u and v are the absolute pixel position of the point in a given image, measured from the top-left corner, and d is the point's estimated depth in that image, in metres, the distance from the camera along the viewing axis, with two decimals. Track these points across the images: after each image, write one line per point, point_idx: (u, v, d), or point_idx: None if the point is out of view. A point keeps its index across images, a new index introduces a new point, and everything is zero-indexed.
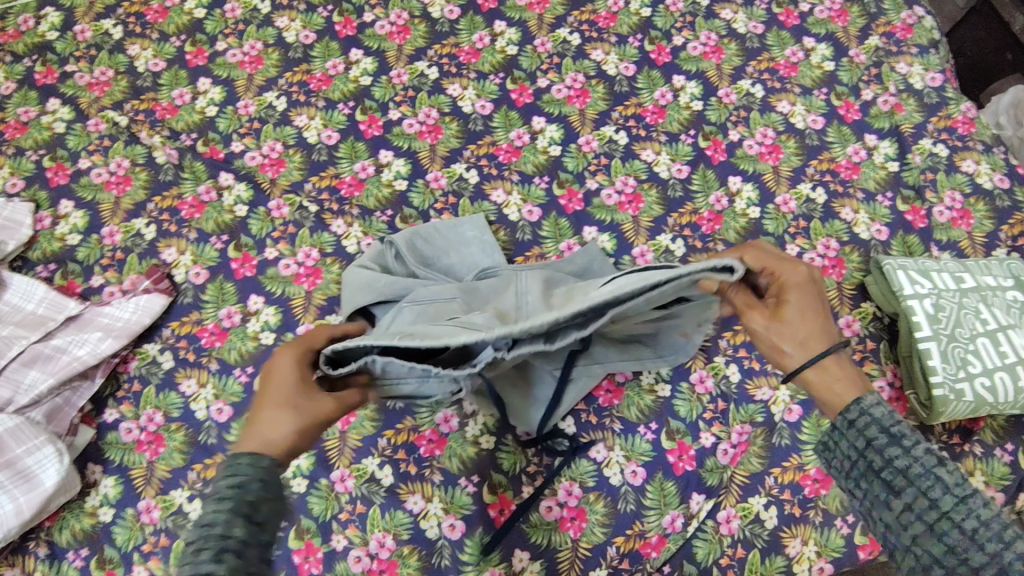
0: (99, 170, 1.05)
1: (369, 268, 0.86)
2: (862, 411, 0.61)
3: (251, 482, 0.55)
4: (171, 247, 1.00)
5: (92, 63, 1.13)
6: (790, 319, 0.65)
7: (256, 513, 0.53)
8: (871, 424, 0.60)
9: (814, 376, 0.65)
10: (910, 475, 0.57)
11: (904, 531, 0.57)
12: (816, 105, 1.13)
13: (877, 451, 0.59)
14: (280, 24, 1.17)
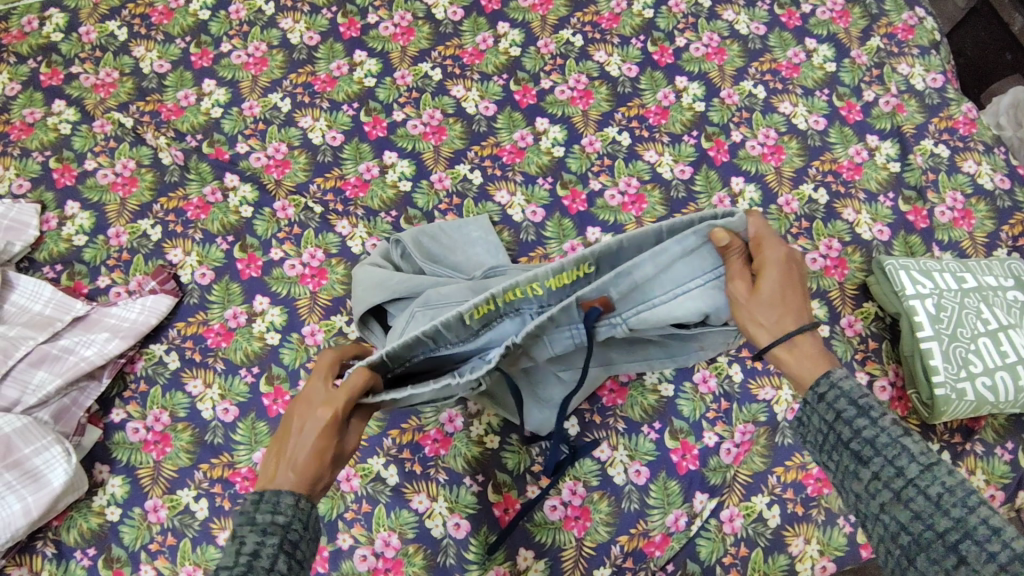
0: (105, 171, 1.05)
1: (380, 266, 0.87)
2: (831, 384, 0.62)
3: (294, 523, 0.55)
4: (177, 248, 1.00)
5: (98, 64, 1.14)
6: (766, 294, 0.65)
7: (297, 552, 0.54)
8: (840, 397, 0.61)
9: (781, 353, 0.65)
10: (875, 444, 0.57)
11: (873, 499, 0.57)
12: (818, 106, 1.13)
13: (845, 422, 0.60)
14: (285, 25, 1.17)
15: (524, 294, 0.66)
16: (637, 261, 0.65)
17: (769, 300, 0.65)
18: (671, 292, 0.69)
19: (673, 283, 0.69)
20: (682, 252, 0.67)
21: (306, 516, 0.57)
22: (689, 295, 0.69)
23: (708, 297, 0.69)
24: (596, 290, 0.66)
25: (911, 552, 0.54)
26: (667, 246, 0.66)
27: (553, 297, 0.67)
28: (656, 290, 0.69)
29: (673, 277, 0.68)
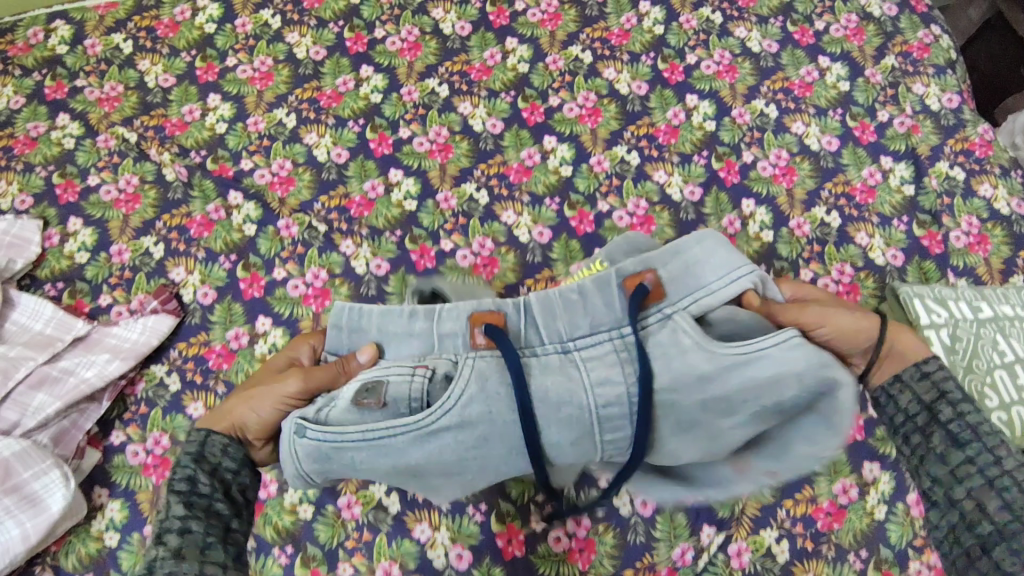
0: (109, 187, 1.04)
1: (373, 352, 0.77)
2: (938, 365, 0.72)
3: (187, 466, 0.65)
4: (179, 266, 0.99)
5: (102, 78, 1.13)
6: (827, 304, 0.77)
7: (191, 495, 0.63)
8: (948, 379, 0.70)
9: (890, 341, 0.73)
10: (977, 432, 0.66)
11: (959, 484, 0.65)
12: (831, 127, 1.11)
13: (949, 404, 0.69)
14: (291, 40, 1.16)
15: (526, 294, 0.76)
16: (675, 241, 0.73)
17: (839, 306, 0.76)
18: (724, 278, 0.69)
19: (722, 267, 0.70)
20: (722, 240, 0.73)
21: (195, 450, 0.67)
22: (742, 281, 0.69)
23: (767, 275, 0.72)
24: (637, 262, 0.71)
25: (990, 540, 0.61)
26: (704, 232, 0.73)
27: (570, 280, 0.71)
28: (708, 275, 0.69)
29: (704, 267, 0.70)
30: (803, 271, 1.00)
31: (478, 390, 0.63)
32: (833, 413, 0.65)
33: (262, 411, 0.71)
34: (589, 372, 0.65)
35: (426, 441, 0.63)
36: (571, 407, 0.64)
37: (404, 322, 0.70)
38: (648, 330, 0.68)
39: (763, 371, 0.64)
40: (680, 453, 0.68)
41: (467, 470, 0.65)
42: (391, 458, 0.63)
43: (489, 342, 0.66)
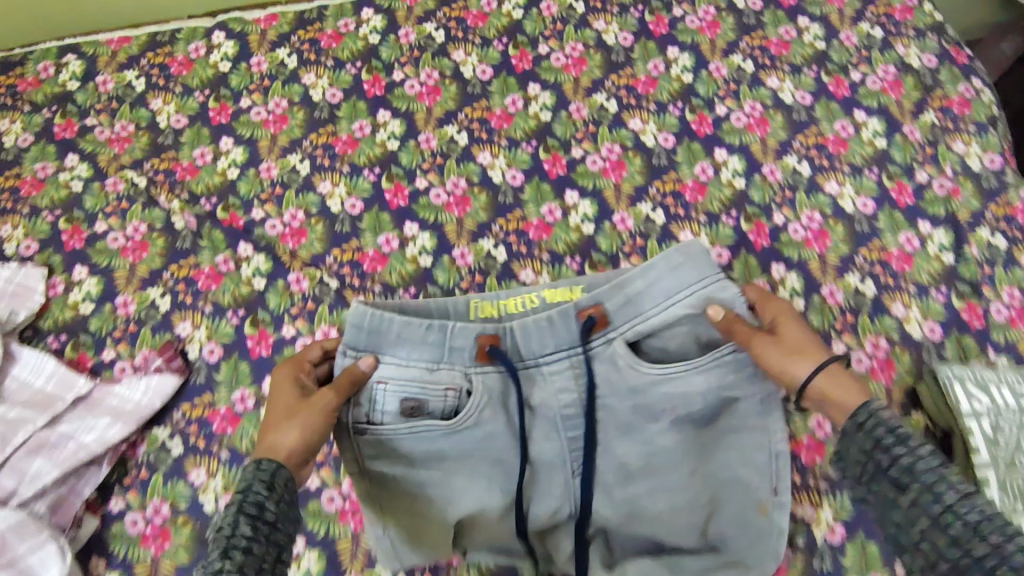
0: (116, 235, 1.02)
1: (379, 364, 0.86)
2: (870, 413, 0.69)
3: (255, 486, 0.67)
4: (185, 321, 0.96)
5: (113, 117, 1.10)
6: (789, 339, 0.79)
7: (257, 515, 0.65)
8: (879, 425, 0.67)
9: (817, 384, 0.76)
10: (920, 471, 0.63)
11: (913, 527, 0.62)
12: (866, 187, 1.06)
13: (884, 450, 0.66)
14: (307, 81, 1.13)
15: (522, 306, 0.86)
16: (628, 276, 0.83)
17: (800, 340, 0.79)
18: (661, 305, 0.83)
19: (664, 295, 0.82)
20: (671, 268, 0.83)
21: (269, 478, 0.69)
22: (676, 308, 0.82)
23: (721, 294, 0.82)
24: (590, 301, 0.83)
25: None
26: (654, 263, 0.83)
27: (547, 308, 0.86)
28: (647, 304, 0.83)
29: (661, 289, 0.82)
30: (835, 343, 0.96)
31: (481, 401, 0.80)
32: (760, 419, 0.83)
33: (302, 429, 0.75)
34: (553, 383, 0.82)
35: (454, 436, 0.80)
36: (548, 419, 0.82)
37: (419, 332, 0.81)
38: (594, 353, 0.83)
39: (700, 382, 0.81)
40: (643, 488, 0.83)
41: (472, 489, 0.81)
42: (426, 445, 0.80)
43: (489, 357, 0.82)
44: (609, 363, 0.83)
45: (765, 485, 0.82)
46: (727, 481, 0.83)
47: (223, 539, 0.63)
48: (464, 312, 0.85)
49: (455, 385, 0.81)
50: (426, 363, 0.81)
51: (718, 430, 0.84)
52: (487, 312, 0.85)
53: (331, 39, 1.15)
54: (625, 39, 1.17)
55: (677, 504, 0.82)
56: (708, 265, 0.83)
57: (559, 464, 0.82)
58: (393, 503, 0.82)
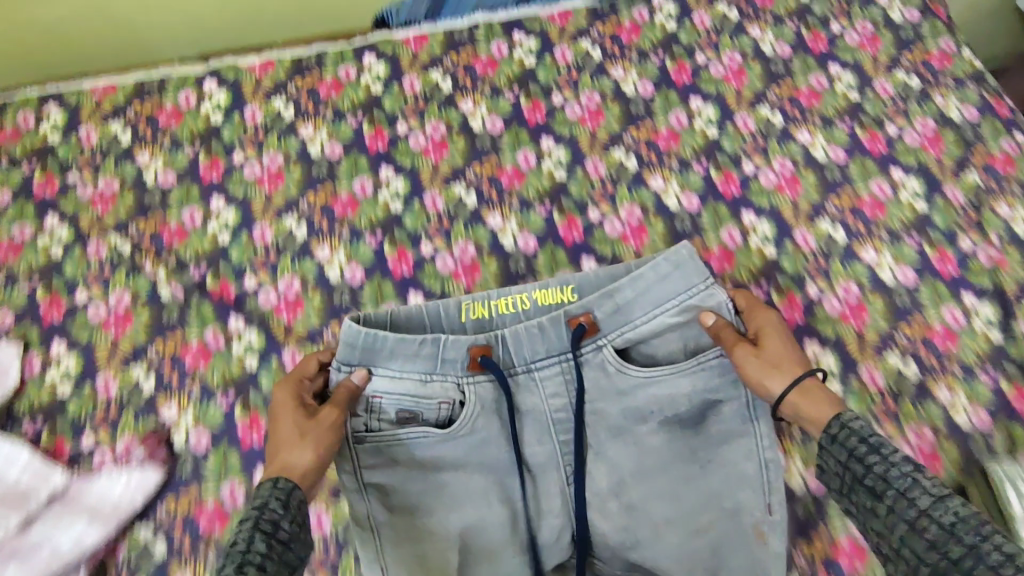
0: (98, 306, 0.96)
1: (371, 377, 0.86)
2: (843, 425, 0.70)
3: (272, 502, 0.66)
4: (170, 404, 0.91)
5: (96, 173, 1.04)
6: (770, 350, 0.79)
7: (274, 532, 0.63)
8: (852, 436, 0.68)
9: (792, 399, 0.75)
10: (890, 478, 0.63)
11: (892, 534, 0.62)
12: (906, 256, 0.99)
13: (858, 460, 0.67)
14: (304, 134, 1.05)
15: (514, 307, 0.86)
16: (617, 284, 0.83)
17: (779, 348, 0.79)
18: (650, 313, 0.83)
19: (652, 304, 0.83)
20: (659, 277, 0.82)
21: (285, 496, 0.67)
22: (664, 317, 0.83)
23: (704, 302, 0.83)
24: (580, 308, 0.82)
25: None
26: (644, 272, 0.82)
27: (539, 312, 0.86)
28: (637, 312, 0.83)
29: (649, 299, 0.83)
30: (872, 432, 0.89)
31: (474, 409, 0.81)
32: (743, 424, 0.82)
33: (319, 448, 0.74)
34: (545, 389, 0.83)
35: (448, 444, 0.81)
36: (543, 427, 0.83)
37: (413, 347, 0.80)
38: (585, 360, 0.83)
39: (688, 385, 0.82)
40: (638, 498, 0.81)
41: (469, 506, 0.80)
42: (420, 452, 0.81)
43: (481, 367, 0.81)
44: (599, 370, 0.83)
45: (761, 503, 0.80)
46: (731, 511, 0.80)
47: (236, 556, 0.60)
48: (456, 315, 0.85)
49: (448, 398, 0.81)
50: (419, 375, 0.81)
51: (709, 440, 0.82)
52: (478, 313, 0.85)
53: (331, 88, 1.08)
54: (645, 89, 1.09)
55: (675, 521, 0.80)
56: (696, 274, 0.83)
57: (553, 469, 0.82)
58: (392, 535, 0.78)
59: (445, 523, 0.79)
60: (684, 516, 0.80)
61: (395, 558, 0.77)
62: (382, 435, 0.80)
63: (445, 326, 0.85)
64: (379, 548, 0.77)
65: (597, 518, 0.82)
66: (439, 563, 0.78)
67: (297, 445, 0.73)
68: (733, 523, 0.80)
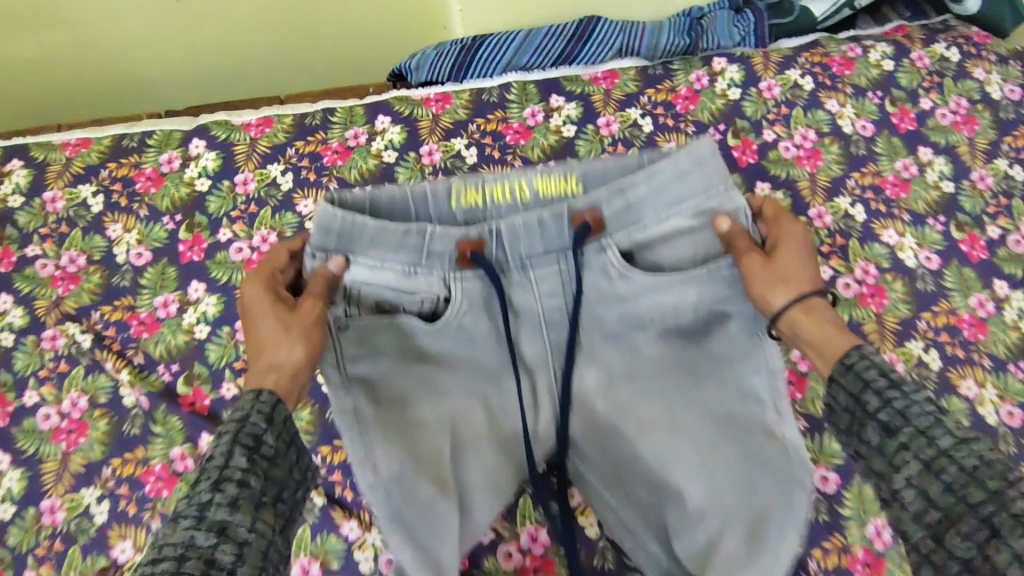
0: (49, 410, 0.82)
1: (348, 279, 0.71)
2: (862, 356, 0.60)
3: (253, 416, 0.55)
4: (125, 540, 0.76)
5: (61, 246, 0.90)
6: (779, 263, 0.67)
7: (256, 449, 0.53)
8: (871, 367, 0.58)
9: (795, 316, 0.65)
10: (913, 415, 0.53)
11: (899, 475, 0.53)
12: (1013, 390, 0.83)
13: (875, 392, 0.56)
14: (303, 209, 0.90)
15: (511, 196, 0.71)
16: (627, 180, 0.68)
17: (792, 260, 0.67)
18: (661, 213, 0.69)
19: (665, 206, 0.69)
20: (676, 176, 0.68)
21: (269, 409, 0.56)
22: (680, 215, 0.69)
23: (723, 204, 0.69)
24: (583, 204, 0.68)
25: (940, 533, 0.50)
26: (658, 169, 0.68)
27: (538, 204, 0.71)
28: (645, 211, 0.69)
29: (660, 199, 0.68)
30: None
31: (461, 305, 0.69)
32: (753, 339, 0.70)
33: (308, 345, 0.63)
34: (538, 286, 0.70)
35: (437, 336, 0.69)
36: (534, 326, 0.71)
37: (397, 237, 0.65)
38: (585, 262, 0.70)
39: (694, 297, 0.70)
40: (626, 400, 0.72)
41: (451, 401, 0.70)
42: (397, 346, 0.68)
43: (470, 263, 0.68)
44: (601, 269, 0.70)
45: (766, 406, 0.69)
46: (725, 418, 0.70)
47: (213, 472, 0.51)
48: (444, 200, 0.70)
49: (435, 294, 0.68)
50: (403, 265, 0.67)
51: (707, 348, 0.72)
52: (469, 199, 0.71)
53: (337, 154, 0.93)
54: None
55: (661, 423, 0.71)
56: (717, 173, 0.69)
57: (542, 367, 0.72)
58: (377, 432, 0.67)
59: (421, 417, 0.69)
60: (670, 421, 0.71)
61: (383, 452, 0.66)
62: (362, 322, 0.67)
63: (432, 212, 0.70)
64: (367, 445, 0.66)
65: (585, 414, 0.73)
66: (427, 457, 0.68)
67: (282, 341, 0.63)
68: (737, 425, 0.70)
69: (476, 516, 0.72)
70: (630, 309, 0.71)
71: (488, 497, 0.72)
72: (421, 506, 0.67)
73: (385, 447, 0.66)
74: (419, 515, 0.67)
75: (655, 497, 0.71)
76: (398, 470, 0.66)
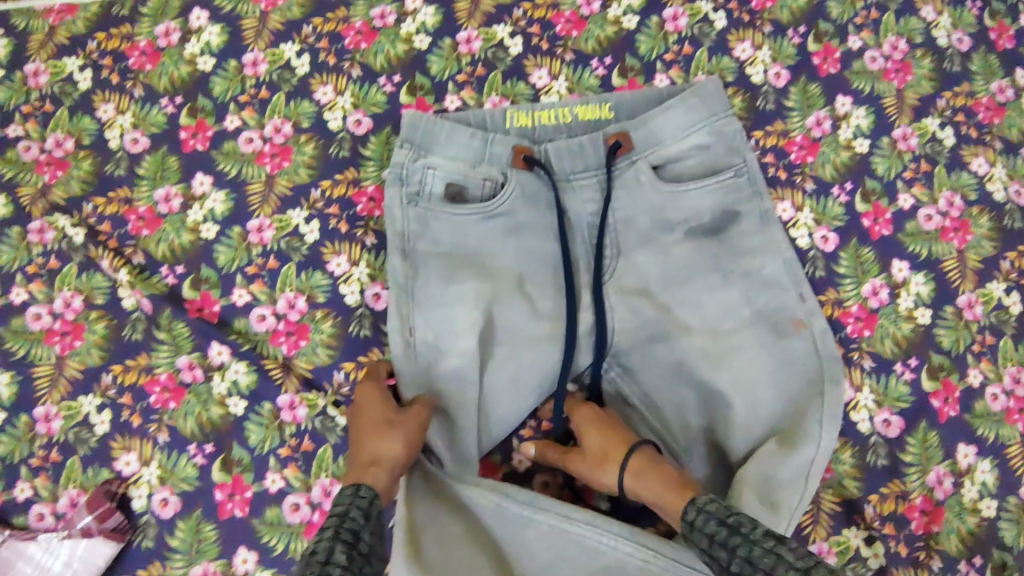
0: (39, 310, 0.74)
1: (398, 182, 0.74)
2: (698, 508, 0.56)
3: (353, 511, 0.54)
4: (129, 453, 0.70)
5: (45, 127, 0.79)
6: (593, 443, 0.67)
7: (356, 543, 0.51)
8: (709, 519, 0.55)
9: (633, 485, 0.63)
10: (731, 545, 0.51)
11: None
12: None
13: (720, 545, 0.52)
14: (321, 98, 0.79)
15: (556, 120, 0.79)
16: (652, 115, 0.77)
17: (599, 430, 0.67)
18: (679, 138, 0.77)
19: (680, 133, 0.77)
20: (685, 110, 0.77)
21: (369, 503, 0.56)
22: (696, 139, 0.77)
23: (732, 128, 0.78)
24: (615, 130, 0.77)
25: None
26: (674, 104, 0.77)
27: (580, 128, 0.79)
28: (665, 135, 0.77)
29: (676, 120, 0.77)
30: None
31: (514, 191, 0.75)
32: (763, 231, 0.75)
33: (408, 440, 0.62)
34: (579, 192, 0.77)
35: (485, 224, 0.75)
36: (576, 228, 0.77)
37: (465, 139, 0.76)
38: (618, 175, 0.77)
39: (710, 202, 0.75)
40: (664, 305, 0.73)
41: (490, 282, 0.73)
42: (454, 234, 0.74)
43: (525, 166, 0.76)
44: (633, 177, 0.76)
45: (791, 294, 0.72)
46: (759, 312, 0.72)
47: (313, 563, 0.48)
48: (500, 123, 0.78)
49: (493, 185, 0.75)
50: (466, 164, 0.76)
51: (733, 248, 0.75)
52: (522, 122, 0.79)
53: (361, 36, 0.81)
54: (778, 76, 0.82)
55: (697, 326, 0.72)
56: (721, 104, 0.78)
57: (581, 266, 0.76)
58: (418, 301, 0.72)
59: (456, 295, 0.72)
60: (704, 323, 0.72)
61: (426, 318, 0.72)
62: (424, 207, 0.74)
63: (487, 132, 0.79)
64: (411, 307, 0.72)
65: (627, 313, 0.73)
66: (465, 330, 0.71)
67: (385, 434, 0.63)
68: (767, 325, 0.72)
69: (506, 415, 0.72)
70: (658, 211, 0.75)
71: (517, 392, 0.72)
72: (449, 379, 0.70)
73: (426, 311, 0.71)
74: (452, 389, 0.70)
75: (698, 402, 0.71)
76: (437, 338, 0.71)
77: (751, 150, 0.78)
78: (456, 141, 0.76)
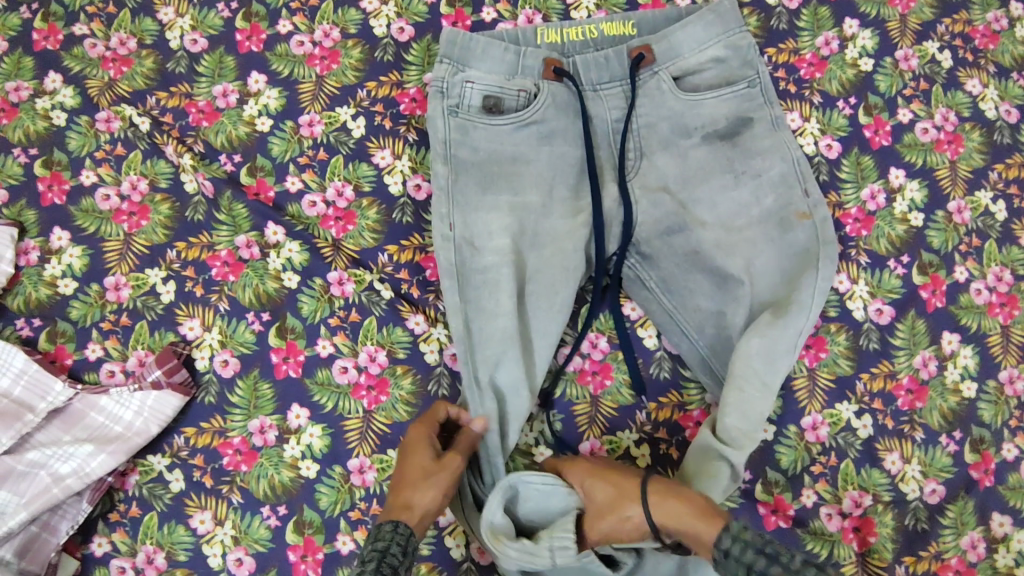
0: (107, 191, 0.80)
1: (438, 89, 0.80)
2: (733, 538, 0.55)
3: (390, 548, 0.59)
4: (193, 319, 0.77)
5: (109, 26, 0.85)
6: (600, 500, 0.65)
7: None
8: (746, 548, 0.53)
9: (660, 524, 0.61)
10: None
11: None
12: None
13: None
14: (367, 6, 0.86)
15: (584, 36, 0.85)
16: (672, 30, 0.83)
17: (602, 485, 0.66)
18: (697, 51, 0.83)
19: (698, 46, 0.83)
20: (702, 26, 0.83)
21: (403, 545, 0.60)
22: (713, 52, 0.83)
23: (746, 43, 0.84)
24: (637, 44, 0.83)
25: None
26: (694, 20, 0.83)
27: (606, 43, 0.85)
28: (684, 48, 0.83)
29: (695, 35, 0.83)
30: (1006, 446, 0.78)
31: (547, 100, 0.81)
32: (773, 136, 0.81)
33: (443, 490, 0.65)
34: (605, 101, 0.83)
35: (519, 132, 0.80)
36: (601, 134, 0.83)
37: (499, 52, 0.81)
38: (641, 85, 0.83)
39: (725, 110, 0.82)
40: (682, 203, 0.80)
41: (522, 186, 0.79)
42: (490, 141, 0.80)
43: (555, 77, 0.82)
44: (655, 86, 0.82)
45: (797, 190, 0.79)
46: (768, 210, 0.79)
47: None
48: (532, 38, 0.84)
49: (526, 95, 0.81)
50: (501, 76, 0.82)
51: (745, 151, 0.81)
52: (552, 38, 0.85)
53: None
54: None
55: (711, 222, 0.79)
56: (735, 21, 0.84)
57: (608, 171, 0.82)
58: (454, 201, 0.78)
59: (492, 202, 0.78)
60: (718, 220, 0.79)
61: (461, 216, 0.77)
62: (464, 117, 0.80)
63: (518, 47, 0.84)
64: (449, 205, 0.77)
65: (649, 208, 0.80)
66: (499, 230, 0.77)
67: (422, 484, 0.65)
68: (775, 220, 0.78)
69: (544, 314, 0.77)
70: (678, 117, 0.82)
71: (552, 285, 0.77)
72: (480, 271, 0.76)
73: (463, 211, 0.77)
74: (486, 279, 0.76)
75: (711, 290, 0.78)
76: (471, 235, 0.77)
77: (764, 64, 0.84)
78: (490, 55, 0.81)
